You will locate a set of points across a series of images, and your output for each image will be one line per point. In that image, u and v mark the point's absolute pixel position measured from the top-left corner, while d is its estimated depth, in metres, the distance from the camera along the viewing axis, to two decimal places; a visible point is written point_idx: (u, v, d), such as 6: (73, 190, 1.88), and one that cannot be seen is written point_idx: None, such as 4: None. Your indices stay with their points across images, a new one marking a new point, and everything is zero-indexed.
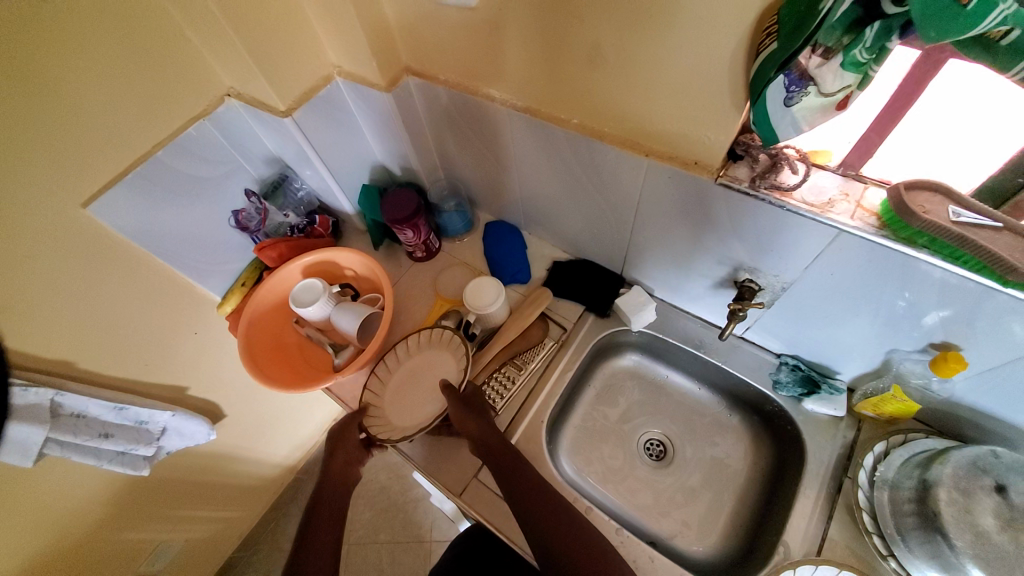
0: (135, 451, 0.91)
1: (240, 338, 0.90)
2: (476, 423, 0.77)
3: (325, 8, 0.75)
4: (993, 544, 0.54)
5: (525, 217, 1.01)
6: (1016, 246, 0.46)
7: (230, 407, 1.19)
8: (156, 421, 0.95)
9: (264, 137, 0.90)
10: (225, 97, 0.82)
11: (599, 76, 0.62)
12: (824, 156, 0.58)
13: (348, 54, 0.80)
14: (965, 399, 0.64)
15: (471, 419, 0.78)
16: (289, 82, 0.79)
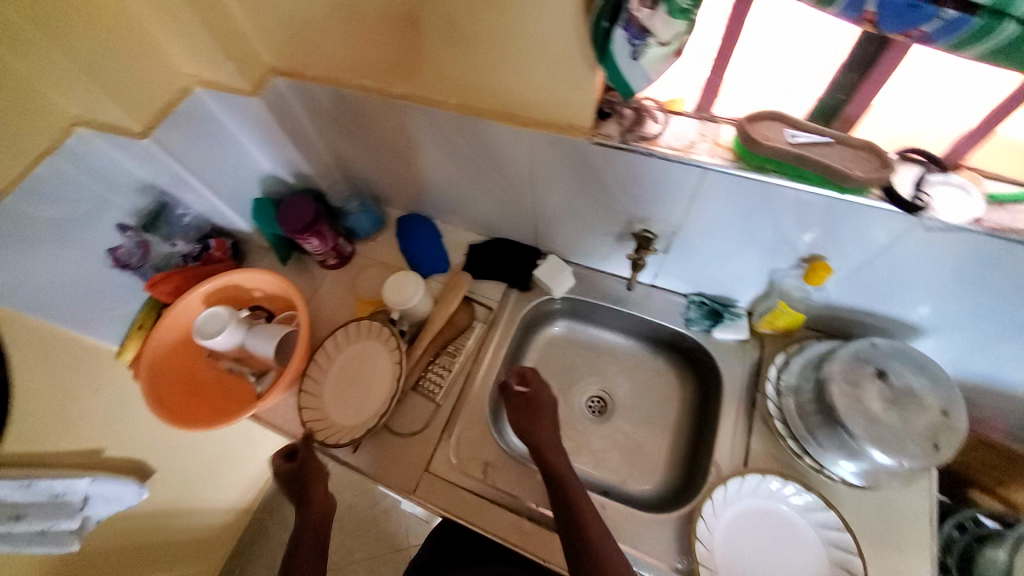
0: (57, 527, 0.83)
1: (143, 383, 0.83)
2: (546, 427, 0.75)
3: (163, 14, 0.69)
4: (882, 423, 0.63)
5: (434, 206, 1.00)
6: (844, 157, 0.53)
7: (160, 462, 1.10)
8: (74, 491, 0.86)
9: (133, 169, 0.81)
10: (72, 128, 0.69)
11: (467, 52, 0.62)
12: (679, 104, 0.62)
13: (203, 61, 0.75)
14: (837, 300, 0.72)
15: (541, 424, 0.75)
16: (141, 99, 0.72)
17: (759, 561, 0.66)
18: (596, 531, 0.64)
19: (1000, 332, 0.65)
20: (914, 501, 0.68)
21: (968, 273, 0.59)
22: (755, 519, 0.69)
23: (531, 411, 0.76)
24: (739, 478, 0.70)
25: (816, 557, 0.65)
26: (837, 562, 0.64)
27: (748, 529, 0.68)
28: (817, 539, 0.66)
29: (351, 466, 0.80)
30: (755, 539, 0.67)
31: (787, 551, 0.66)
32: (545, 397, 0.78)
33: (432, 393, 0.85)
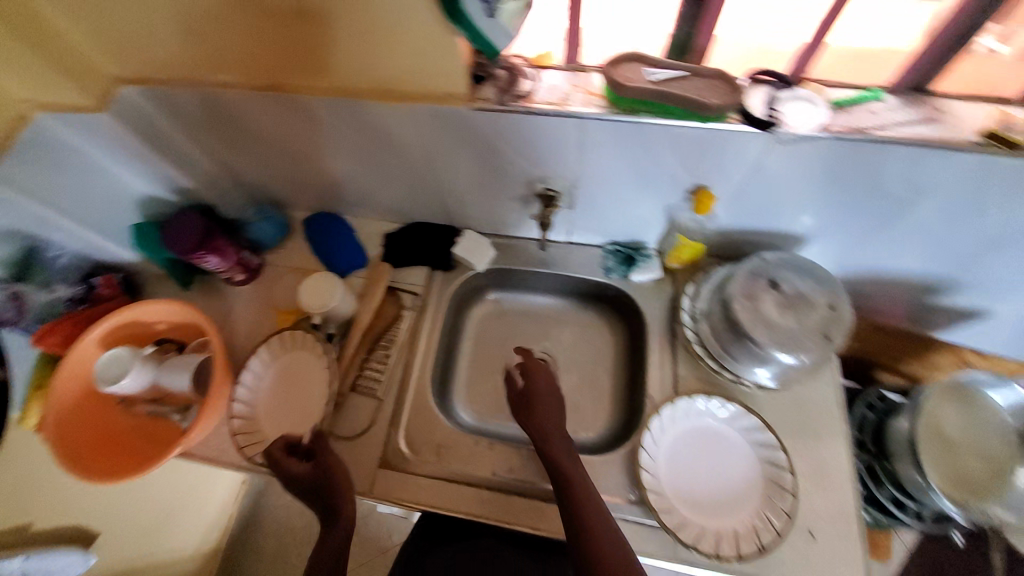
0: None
1: (49, 444, 0.76)
2: (547, 411, 0.73)
3: None
4: (781, 327, 0.69)
5: (340, 200, 0.96)
6: (700, 87, 0.56)
7: (103, 523, 1.01)
8: (9, 573, 0.77)
9: None
10: None
11: (328, 28, 0.60)
12: (548, 58, 0.63)
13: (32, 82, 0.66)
14: (729, 224, 0.77)
15: (540, 412, 0.73)
16: None
17: (699, 474, 0.71)
18: (591, 510, 0.62)
19: (869, 228, 0.72)
20: (824, 391, 0.75)
21: (830, 178, 0.64)
22: (691, 438, 0.74)
23: (531, 398, 0.74)
24: (671, 406, 0.74)
25: (746, 458, 0.72)
26: (764, 459, 0.71)
27: (686, 449, 0.73)
28: (745, 443, 0.73)
29: None
30: (693, 457, 0.73)
31: (722, 459, 0.72)
32: (550, 381, 0.76)
33: (372, 389, 0.83)
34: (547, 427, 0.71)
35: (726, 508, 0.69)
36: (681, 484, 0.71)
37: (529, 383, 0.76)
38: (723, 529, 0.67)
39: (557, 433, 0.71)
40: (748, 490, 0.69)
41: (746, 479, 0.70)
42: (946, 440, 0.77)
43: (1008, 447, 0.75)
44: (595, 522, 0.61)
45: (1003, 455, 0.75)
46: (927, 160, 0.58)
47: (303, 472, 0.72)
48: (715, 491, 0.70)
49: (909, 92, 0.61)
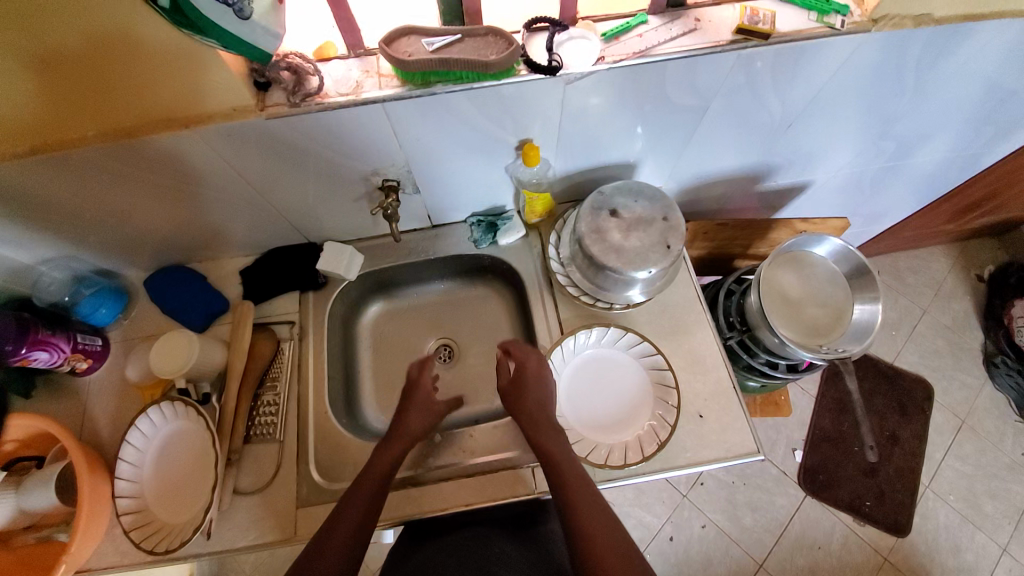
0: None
1: None
2: (536, 397, 0.72)
3: None
4: (629, 249, 0.75)
5: (178, 250, 0.87)
6: (476, 47, 0.58)
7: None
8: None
9: None
10: None
11: (66, 67, 0.52)
12: (329, 48, 0.61)
13: None
14: (564, 169, 0.82)
15: (527, 398, 0.71)
16: None
17: (597, 399, 0.78)
18: (576, 487, 0.63)
19: (679, 140, 0.80)
20: (684, 292, 0.84)
21: (627, 104, 0.69)
22: (584, 371, 0.80)
23: (528, 377, 0.73)
24: (558, 349, 0.79)
25: (633, 373, 0.79)
26: (647, 366, 0.78)
27: (580, 382, 0.79)
28: (629, 359, 0.79)
29: (209, 553, 0.73)
30: (589, 387, 0.79)
31: (614, 380, 0.79)
32: (543, 365, 0.74)
33: (270, 432, 0.79)
34: (535, 410, 0.70)
35: (626, 420, 0.76)
36: (584, 413, 0.77)
37: (526, 354, 0.75)
38: (626, 440, 0.74)
39: (545, 421, 0.69)
40: (639, 401, 0.77)
41: (636, 391, 0.78)
42: (788, 299, 0.90)
43: (841, 289, 0.89)
44: (581, 500, 0.62)
45: (838, 297, 0.88)
46: (700, 66, 0.64)
47: (420, 400, 0.77)
48: (613, 410, 0.77)
49: (667, 10, 0.66)
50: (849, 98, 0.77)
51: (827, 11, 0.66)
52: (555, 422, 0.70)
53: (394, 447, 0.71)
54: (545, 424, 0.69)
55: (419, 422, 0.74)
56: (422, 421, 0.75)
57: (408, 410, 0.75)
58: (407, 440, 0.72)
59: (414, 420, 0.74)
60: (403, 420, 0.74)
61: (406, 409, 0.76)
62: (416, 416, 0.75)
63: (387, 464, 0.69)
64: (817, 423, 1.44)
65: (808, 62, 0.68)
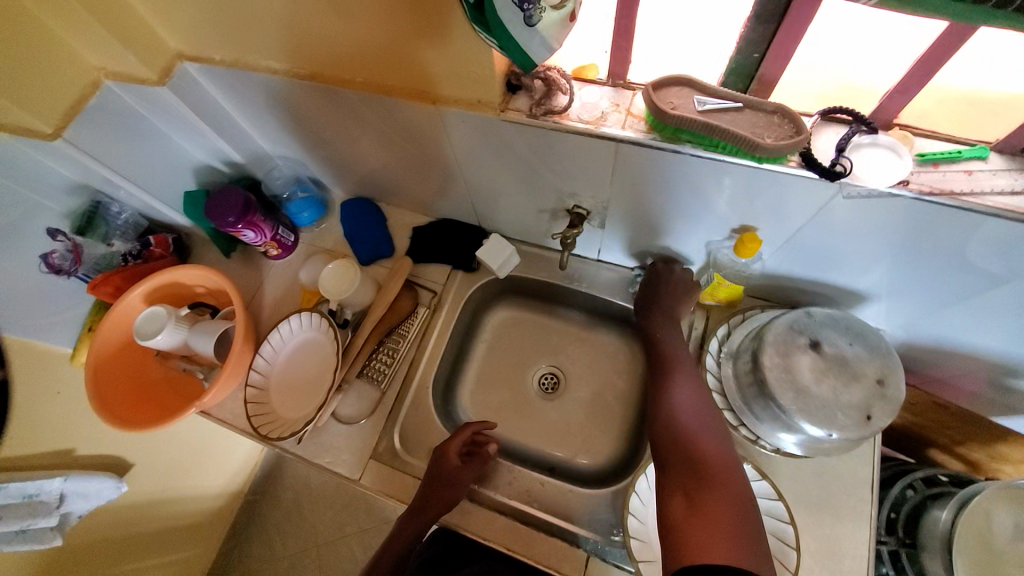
0: (34, 526, 0.84)
1: (92, 399, 0.80)
2: (665, 298, 0.75)
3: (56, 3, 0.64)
4: (813, 395, 0.61)
5: (374, 188, 0.96)
6: (753, 122, 0.49)
7: (139, 455, 1.09)
8: (48, 491, 0.86)
9: (61, 167, 0.76)
10: (55, 135, 0.71)
11: (366, 24, 0.57)
12: (591, 70, 0.58)
13: (111, 53, 0.69)
14: (773, 268, 0.70)
15: (656, 292, 0.76)
16: (45, 100, 0.68)
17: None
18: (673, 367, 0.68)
19: (943, 297, 0.62)
20: (855, 469, 0.67)
21: (906, 239, 0.54)
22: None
23: (660, 281, 0.76)
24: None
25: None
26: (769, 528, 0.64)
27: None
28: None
29: (293, 455, 0.81)
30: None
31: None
32: (678, 278, 0.75)
33: (378, 380, 0.85)
34: (657, 303, 0.75)
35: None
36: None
37: (670, 267, 0.76)
38: None
39: (666, 315, 0.74)
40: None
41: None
42: (988, 544, 0.65)
43: None
44: (675, 375, 0.67)
45: None
46: None
47: (449, 470, 0.71)
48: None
49: (1021, 155, 0.48)
50: None
51: None
52: (676, 314, 0.74)
53: (421, 517, 0.71)
54: (663, 320, 0.74)
55: (441, 500, 0.70)
56: (447, 499, 0.70)
57: (431, 476, 0.71)
58: (437, 510, 0.70)
59: (438, 496, 0.70)
60: (427, 490, 0.71)
61: (432, 476, 0.71)
62: (440, 489, 0.70)
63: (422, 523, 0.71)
64: None
65: None
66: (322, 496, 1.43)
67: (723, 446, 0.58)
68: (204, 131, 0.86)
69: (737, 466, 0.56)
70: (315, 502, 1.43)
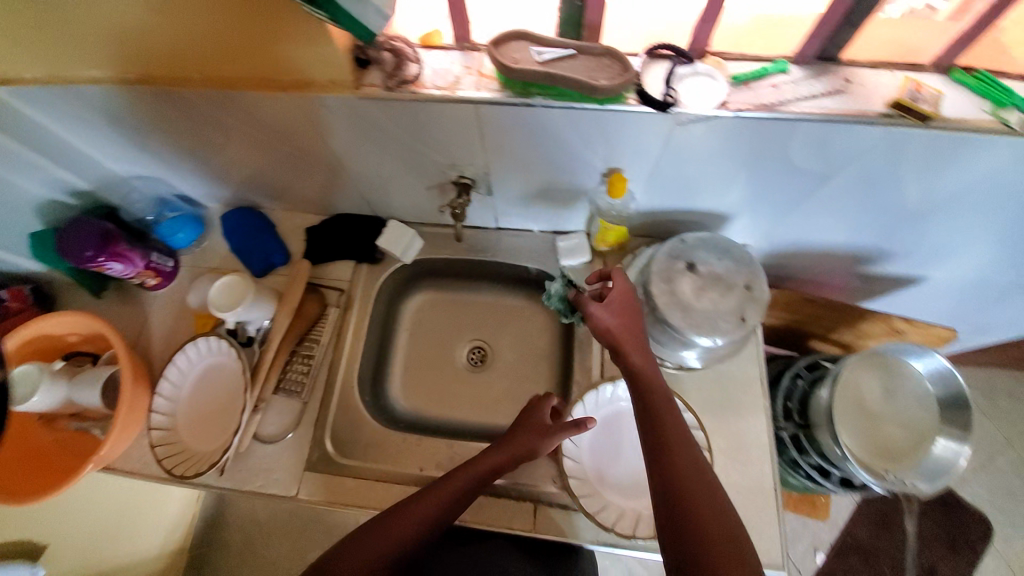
0: None
1: None
2: (626, 316, 0.64)
3: None
4: (698, 310, 0.68)
5: (255, 195, 0.91)
6: (588, 67, 0.53)
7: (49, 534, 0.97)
8: None
9: None
10: None
11: (192, 12, 0.54)
12: (435, 37, 0.59)
13: None
14: (647, 204, 0.76)
15: (614, 310, 0.65)
16: None
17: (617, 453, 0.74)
18: (666, 423, 0.58)
19: (787, 202, 0.71)
20: (746, 369, 0.76)
21: (744, 155, 0.61)
22: (615, 423, 0.76)
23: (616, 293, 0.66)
24: (593, 392, 0.75)
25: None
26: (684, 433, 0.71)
27: (604, 429, 0.75)
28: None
29: (218, 488, 0.76)
30: (611, 437, 0.75)
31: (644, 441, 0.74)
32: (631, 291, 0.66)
33: (297, 390, 0.81)
34: (625, 331, 0.64)
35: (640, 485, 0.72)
36: (599, 465, 0.73)
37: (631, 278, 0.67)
38: (639, 508, 0.70)
39: (636, 341, 0.63)
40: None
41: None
42: (864, 408, 0.77)
43: (930, 414, 0.74)
44: (674, 438, 0.58)
45: (925, 422, 0.73)
46: (838, 133, 0.55)
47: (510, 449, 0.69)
48: (632, 472, 0.73)
49: (816, 62, 0.57)
50: (1001, 203, 0.65)
51: (1003, 103, 0.55)
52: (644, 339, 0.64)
53: (420, 504, 0.64)
54: (639, 356, 0.63)
55: (424, 509, 0.64)
56: (429, 512, 0.64)
57: (461, 471, 0.68)
58: (413, 528, 0.62)
59: (421, 505, 0.64)
60: (414, 501, 0.65)
61: (459, 475, 0.67)
62: (428, 499, 0.65)
63: (421, 519, 0.63)
64: (851, 530, 1.30)
65: (967, 156, 0.58)
66: (275, 526, 1.36)
67: (735, 541, 0.51)
68: (36, 162, 0.76)
69: (748, 552, 0.51)
70: (270, 536, 1.35)
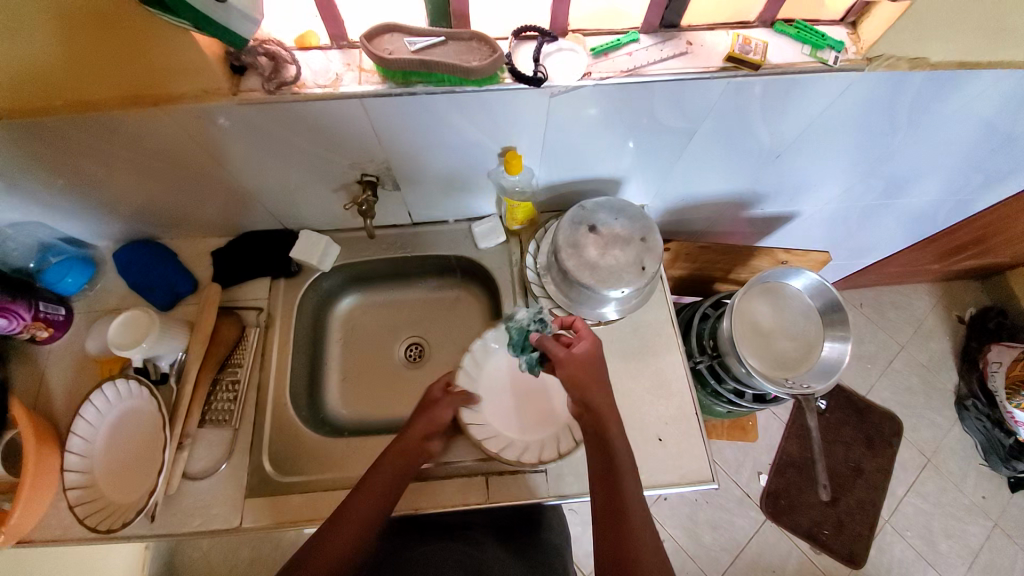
0: None
1: None
2: (591, 373, 0.68)
3: None
4: (603, 267, 0.74)
5: (150, 226, 0.86)
6: (460, 51, 0.57)
7: None
8: None
9: None
10: None
11: (39, 33, 0.51)
12: (310, 37, 0.60)
13: None
14: (546, 179, 0.81)
15: (577, 364, 0.68)
16: None
17: (523, 393, 0.81)
18: (625, 479, 0.63)
19: (668, 159, 0.79)
20: (657, 314, 0.83)
21: (619, 118, 0.68)
22: (496, 373, 0.82)
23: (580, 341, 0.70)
24: (470, 357, 0.80)
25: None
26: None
27: (503, 375, 0.82)
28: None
29: (153, 536, 0.71)
30: (511, 380, 0.82)
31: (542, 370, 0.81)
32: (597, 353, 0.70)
33: (226, 418, 0.78)
34: (591, 386, 0.67)
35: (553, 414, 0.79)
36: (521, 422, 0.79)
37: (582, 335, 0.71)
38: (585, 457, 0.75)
39: (602, 396, 0.67)
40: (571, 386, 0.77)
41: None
42: (761, 330, 0.87)
43: (813, 325, 0.86)
44: (631, 511, 0.61)
45: (811, 332, 0.85)
46: (689, 89, 0.63)
47: (409, 446, 0.70)
48: (533, 411, 0.79)
49: (662, 30, 0.65)
50: (838, 133, 0.77)
51: (821, 45, 0.65)
52: (608, 396, 0.68)
53: (350, 514, 0.64)
54: (604, 412, 0.66)
55: (366, 510, 0.64)
56: (374, 513, 0.65)
57: (381, 467, 0.68)
58: (360, 525, 0.63)
59: (362, 508, 0.65)
60: (352, 505, 0.65)
61: (381, 468, 0.68)
62: (366, 499, 0.65)
63: (354, 527, 0.63)
64: (785, 449, 1.45)
65: (799, 96, 0.68)
66: (238, 574, 1.29)
67: None
68: None
69: None
70: None
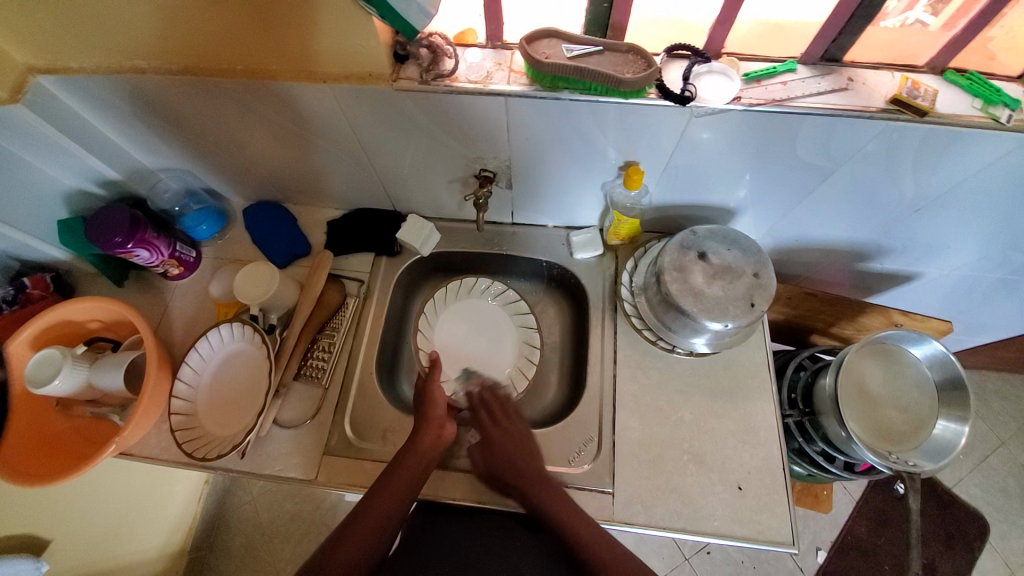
0: None
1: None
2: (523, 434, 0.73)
3: None
4: (709, 296, 0.71)
5: (279, 189, 0.94)
6: (614, 62, 0.58)
7: (55, 529, 0.95)
8: None
9: None
10: None
11: (245, 7, 0.57)
12: (470, 35, 0.64)
13: None
14: (659, 198, 0.80)
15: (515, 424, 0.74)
16: None
17: (470, 341, 0.92)
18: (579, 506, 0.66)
19: (794, 197, 0.75)
20: (752, 356, 0.79)
21: (753, 148, 0.66)
22: (453, 321, 0.93)
23: (501, 418, 0.75)
24: (424, 315, 0.92)
25: (509, 334, 0.92)
26: (519, 325, 0.92)
27: (457, 322, 0.93)
28: (506, 318, 0.93)
29: (238, 471, 0.76)
30: (461, 330, 0.93)
31: (491, 330, 0.93)
32: (511, 424, 0.74)
33: (318, 377, 0.83)
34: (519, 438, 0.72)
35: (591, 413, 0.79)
36: (558, 439, 0.76)
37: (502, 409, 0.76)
38: (653, 487, 0.72)
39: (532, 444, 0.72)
40: (507, 350, 0.91)
41: (507, 344, 0.91)
42: (868, 394, 0.80)
43: (927, 398, 0.78)
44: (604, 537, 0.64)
45: (923, 405, 0.77)
46: (841, 127, 0.60)
47: (428, 447, 0.71)
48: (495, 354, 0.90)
49: (821, 63, 0.62)
50: (993, 197, 0.70)
51: (994, 101, 0.59)
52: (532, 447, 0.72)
53: (392, 483, 0.67)
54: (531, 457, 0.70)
55: (390, 501, 0.66)
56: (398, 500, 0.67)
57: (404, 458, 0.69)
58: (389, 511, 0.66)
59: (389, 498, 0.67)
60: (380, 486, 0.67)
61: (404, 463, 0.69)
62: (392, 489, 0.67)
63: (393, 499, 0.67)
64: (851, 528, 1.32)
65: (961, 150, 0.62)
66: (277, 529, 1.35)
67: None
68: (75, 152, 0.77)
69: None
70: (272, 539, 1.34)
